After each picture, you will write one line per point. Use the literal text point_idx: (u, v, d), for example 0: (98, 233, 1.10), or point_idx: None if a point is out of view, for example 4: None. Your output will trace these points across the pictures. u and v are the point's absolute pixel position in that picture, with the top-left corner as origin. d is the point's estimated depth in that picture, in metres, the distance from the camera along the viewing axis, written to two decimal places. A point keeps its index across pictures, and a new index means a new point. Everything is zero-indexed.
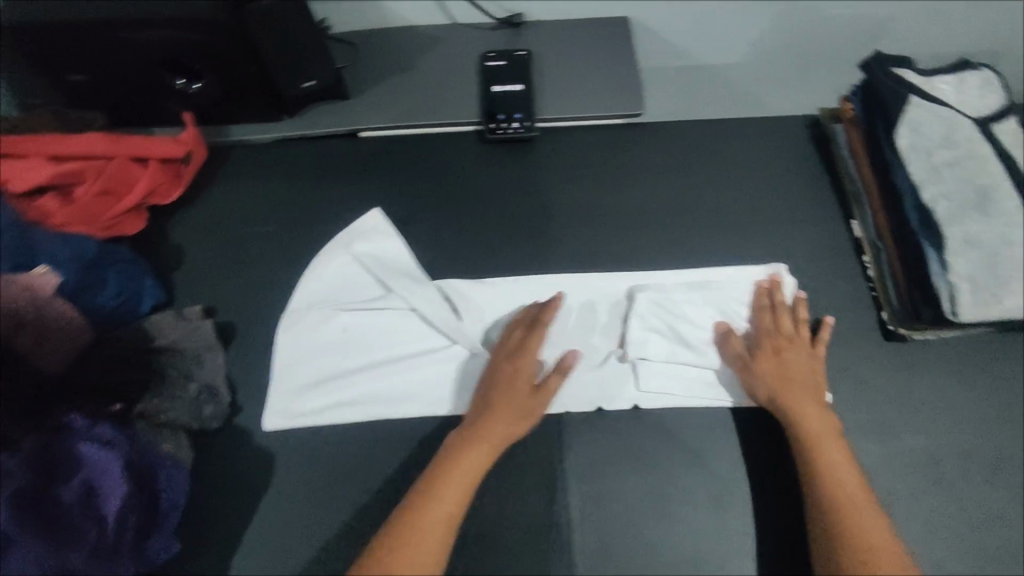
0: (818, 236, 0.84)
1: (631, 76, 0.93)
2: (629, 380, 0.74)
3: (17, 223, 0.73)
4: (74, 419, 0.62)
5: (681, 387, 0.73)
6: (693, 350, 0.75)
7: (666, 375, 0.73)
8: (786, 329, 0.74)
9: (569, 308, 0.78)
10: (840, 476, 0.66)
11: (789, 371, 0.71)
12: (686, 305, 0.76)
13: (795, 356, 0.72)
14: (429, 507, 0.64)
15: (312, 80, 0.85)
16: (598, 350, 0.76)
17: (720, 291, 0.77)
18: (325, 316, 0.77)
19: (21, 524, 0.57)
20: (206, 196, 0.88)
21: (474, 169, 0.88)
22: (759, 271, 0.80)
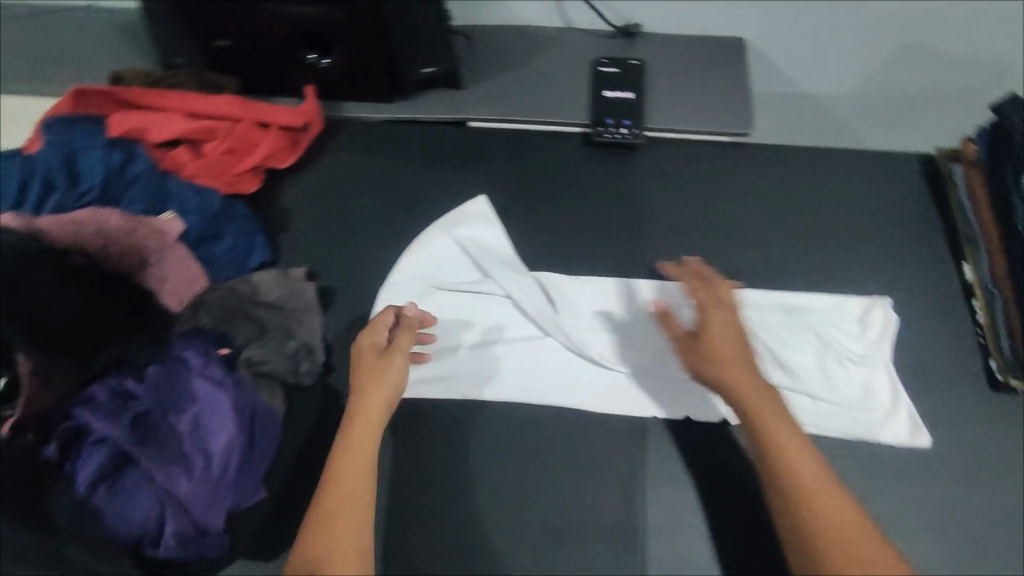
0: (924, 276, 0.82)
1: (742, 94, 0.93)
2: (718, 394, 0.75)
3: (155, 169, 0.78)
4: (190, 355, 0.65)
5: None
6: (786, 373, 0.74)
7: None
8: (721, 295, 0.69)
9: None
10: (802, 466, 0.60)
11: (727, 343, 0.66)
12: (782, 328, 0.77)
13: (740, 330, 0.67)
14: (352, 454, 0.63)
15: (432, 66, 0.88)
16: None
17: (817, 317, 0.77)
18: (423, 294, 0.81)
19: (137, 446, 0.60)
20: (317, 164, 0.91)
21: (577, 169, 0.90)
22: (860, 303, 0.78)
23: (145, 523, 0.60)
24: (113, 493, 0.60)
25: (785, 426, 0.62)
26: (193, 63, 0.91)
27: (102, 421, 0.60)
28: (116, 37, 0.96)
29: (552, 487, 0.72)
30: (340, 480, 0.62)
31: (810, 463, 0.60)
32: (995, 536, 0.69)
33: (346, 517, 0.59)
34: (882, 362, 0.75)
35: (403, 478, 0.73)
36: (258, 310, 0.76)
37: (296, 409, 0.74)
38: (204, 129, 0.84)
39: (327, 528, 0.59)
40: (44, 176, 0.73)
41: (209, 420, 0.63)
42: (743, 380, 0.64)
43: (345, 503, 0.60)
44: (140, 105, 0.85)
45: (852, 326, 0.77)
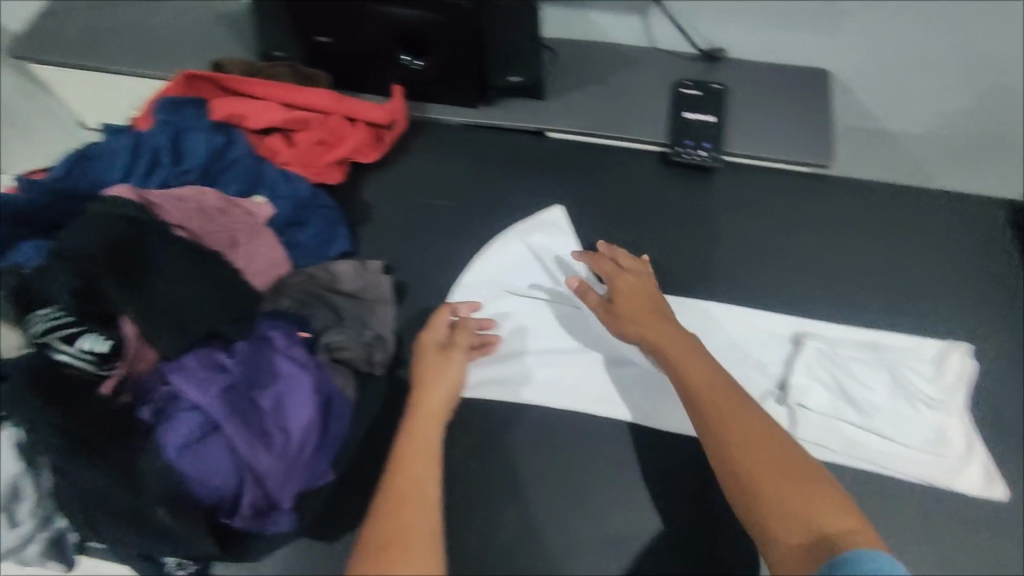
0: (994, 327, 0.82)
1: (824, 126, 0.93)
2: (785, 424, 0.74)
3: (252, 154, 0.82)
4: (276, 335, 0.68)
5: (839, 443, 0.73)
6: (857, 410, 0.74)
7: (826, 428, 0.73)
8: (625, 265, 0.77)
9: (731, 339, 0.79)
10: (721, 401, 0.61)
11: (636, 303, 0.72)
12: (855, 363, 0.76)
13: (647, 292, 0.74)
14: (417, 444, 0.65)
15: (519, 76, 0.91)
16: (756, 387, 0.76)
17: (890, 356, 0.77)
18: (495, 298, 0.83)
19: (226, 415, 0.61)
20: (399, 162, 0.93)
21: (653, 187, 0.91)
22: (934, 346, 0.77)
23: (225, 492, 0.62)
24: (196, 460, 0.61)
25: (704, 365, 0.64)
26: (292, 56, 0.95)
27: (194, 389, 0.62)
28: (220, 28, 1.01)
29: (609, 500, 0.72)
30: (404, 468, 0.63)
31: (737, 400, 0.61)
32: None
33: (416, 499, 0.60)
34: (954, 408, 0.74)
35: (462, 475, 0.74)
36: (336, 298, 0.78)
37: (364, 397, 0.75)
38: (297, 119, 0.87)
39: (394, 509, 0.59)
40: (152, 152, 0.77)
41: (291, 400, 0.65)
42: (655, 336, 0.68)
43: (412, 487, 0.61)
44: (240, 93, 0.89)
45: (927, 369, 0.76)
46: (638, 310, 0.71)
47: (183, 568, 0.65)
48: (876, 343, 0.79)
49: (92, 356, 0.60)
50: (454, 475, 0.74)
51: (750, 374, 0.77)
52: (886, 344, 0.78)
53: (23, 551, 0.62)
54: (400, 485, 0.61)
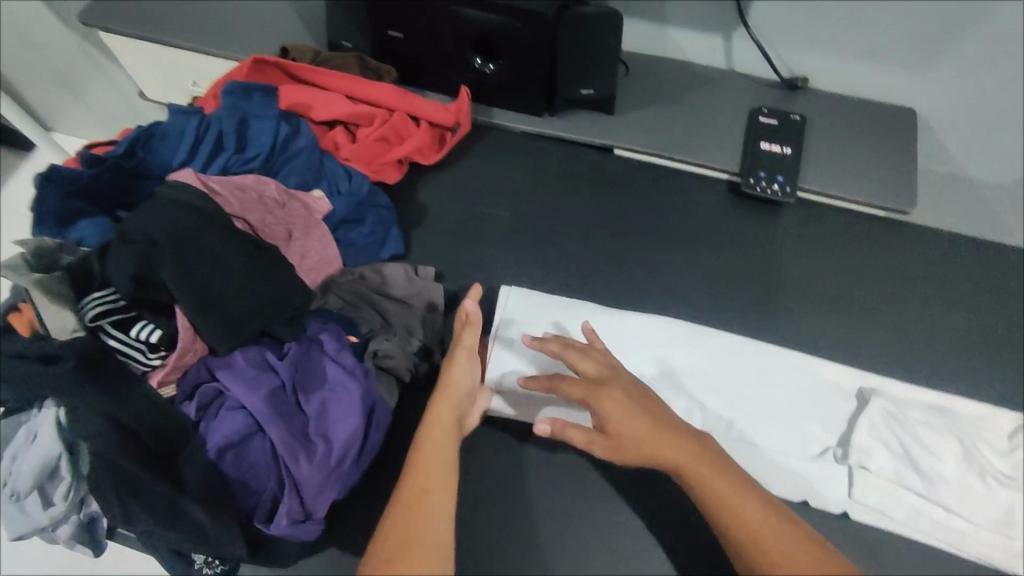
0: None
1: (907, 169, 0.87)
2: (842, 484, 0.70)
3: (315, 146, 0.80)
4: (325, 339, 0.66)
5: (898, 510, 0.68)
6: (921, 478, 0.69)
7: (885, 493, 0.69)
8: (587, 371, 0.62)
9: (786, 385, 0.75)
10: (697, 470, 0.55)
11: (627, 418, 0.58)
12: (923, 428, 0.71)
13: (635, 397, 0.60)
14: (426, 449, 0.58)
15: (590, 89, 0.88)
16: (813, 441, 0.72)
17: (960, 423, 0.72)
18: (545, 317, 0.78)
19: (270, 419, 0.60)
20: (458, 166, 0.91)
21: (717, 218, 0.87)
22: (1004, 418, 0.73)
23: (263, 493, 0.61)
24: (240, 459, 0.60)
25: (716, 476, 0.54)
26: (360, 48, 0.94)
27: (241, 388, 0.60)
28: (291, 11, 1.00)
29: (649, 546, 0.68)
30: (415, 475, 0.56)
31: (753, 505, 0.53)
32: None
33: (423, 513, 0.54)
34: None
35: (495, 501, 0.70)
36: (385, 302, 0.76)
37: (405, 407, 0.73)
38: (363, 113, 0.85)
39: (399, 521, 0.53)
40: (217, 134, 0.75)
41: (336, 408, 0.63)
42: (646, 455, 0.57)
43: (423, 499, 0.55)
44: (307, 82, 0.88)
45: (999, 442, 0.71)
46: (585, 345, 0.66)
47: (210, 566, 0.64)
48: (942, 406, 0.74)
49: (143, 343, 0.60)
50: (485, 500, 0.70)
51: (807, 428, 0.73)
52: (957, 411, 0.73)
53: (55, 531, 0.62)
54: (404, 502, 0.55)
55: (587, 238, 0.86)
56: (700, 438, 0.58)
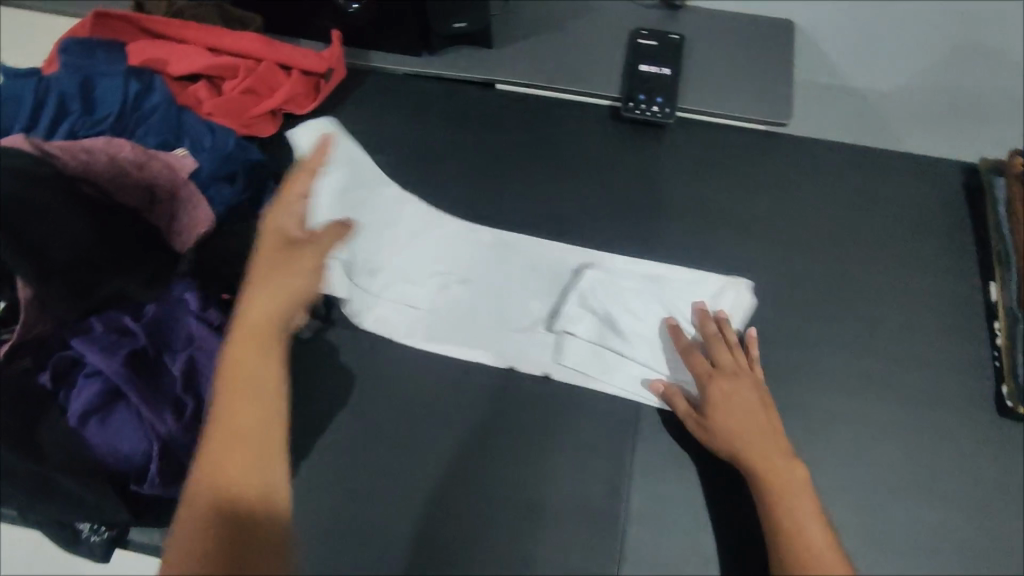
0: (952, 294, 0.77)
1: (784, 82, 0.88)
2: (551, 349, 0.74)
3: (171, 101, 0.77)
4: (188, 298, 0.66)
5: (590, 366, 0.72)
6: (617, 337, 0.74)
7: (588, 355, 0.73)
8: (724, 364, 0.69)
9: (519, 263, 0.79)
10: (795, 505, 0.62)
11: (731, 414, 0.67)
12: (632, 294, 0.75)
13: (762, 437, 0.66)
14: (243, 367, 0.59)
15: (462, 23, 0.84)
16: (529, 314, 0.76)
17: (662, 286, 0.76)
18: (386, 237, 0.80)
19: (131, 381, 0.60)
20: (336, 114, 0.89)
21: (600, 145, 0.86)
22: (717, 281, 0.76)
23: (133, 457, 0.61)
24: (103, 426, 0.60)
25: (799, 501, 0.62)
26: None
27: (95, 354, 0.60)
28: None
29: (537, 467, 0.69)
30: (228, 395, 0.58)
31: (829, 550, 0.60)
32: (988, 565, 0.66)
33: (232, 436, 0.57)
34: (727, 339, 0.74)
35: (383, 442, 0.71)
36: None
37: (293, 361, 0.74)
38: (224, 65, 0.82)
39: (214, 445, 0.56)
40: (59, 98, 0.72)
41: (203, 364, 0.64)
42: (728, 440, 0.66)
43: (232, 425, 0.57)
44: (163, 36, 0.83)
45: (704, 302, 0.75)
46: (725, 394, 0.67)
47: (98, 534, 0.64)
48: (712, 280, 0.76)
49: None
50: (373, 442, 0.71)
51: (534, 296, 0.77)
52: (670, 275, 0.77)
53: None
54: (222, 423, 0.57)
55: (469, 177, 0.85)
56: (797, 465, 0.65)
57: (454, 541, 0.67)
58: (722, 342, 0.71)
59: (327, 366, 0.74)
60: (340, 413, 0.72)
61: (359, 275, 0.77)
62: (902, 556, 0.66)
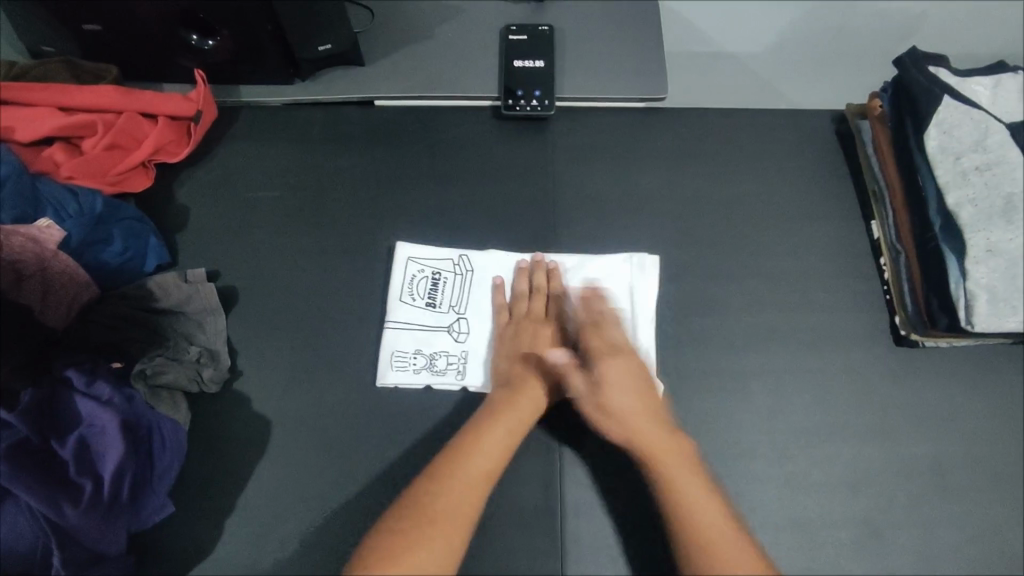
0: (839, 238, 0.81)
1: (657, 57, 0.89)
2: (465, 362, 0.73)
3: (22, 171, 0.71)
4: (73, 375, 0.62)
5: None
6: None
7: None
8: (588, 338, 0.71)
9: (416, 275, 0.78)
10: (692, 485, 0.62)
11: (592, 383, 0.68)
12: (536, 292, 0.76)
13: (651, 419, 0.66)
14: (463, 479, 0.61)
15: (327, 45, 0.82)
16: (437, 327, 0.75)
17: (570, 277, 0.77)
18: (463, 278, 0.78)
19: (17, 478, 0.55)
20: (213, 157, 0.86)
21: (487, 146, 0.86)
22: (621, 260, 0.78)
23: (32, 553, 0.57)
24: None
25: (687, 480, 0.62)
26: (63, 50, 0.84)
27: None
28: None
29: None
30: (460, 481, 0.61)
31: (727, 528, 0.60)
32: (904, 487, 0.69)
33: (459, 518, 0.59)
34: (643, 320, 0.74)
35: (309, 483, 0.68)
36: (154, 317, 0.72)
37: (202, 418, 0.71)
38: (79, 123, 0.77)
39: (430, 533, 0.58)
40: None
41: (99, 443, 0.60)
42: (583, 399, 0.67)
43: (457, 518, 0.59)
44: (2, 101, 0.76)
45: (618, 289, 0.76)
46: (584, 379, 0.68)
47: None
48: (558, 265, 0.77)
49: None
50: (298, 487, 0.68)
51: (436, 307, 0.76)
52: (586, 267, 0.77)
53: None
54: (409, 530, 0.57)
55: (362, 199, 0.83)
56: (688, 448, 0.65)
57: None
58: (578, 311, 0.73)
59: (238, 417, 0.71)
60: (260, 464, 0.69)
61: (409, 313, 0.76)
62: (826, 494, 0.69)
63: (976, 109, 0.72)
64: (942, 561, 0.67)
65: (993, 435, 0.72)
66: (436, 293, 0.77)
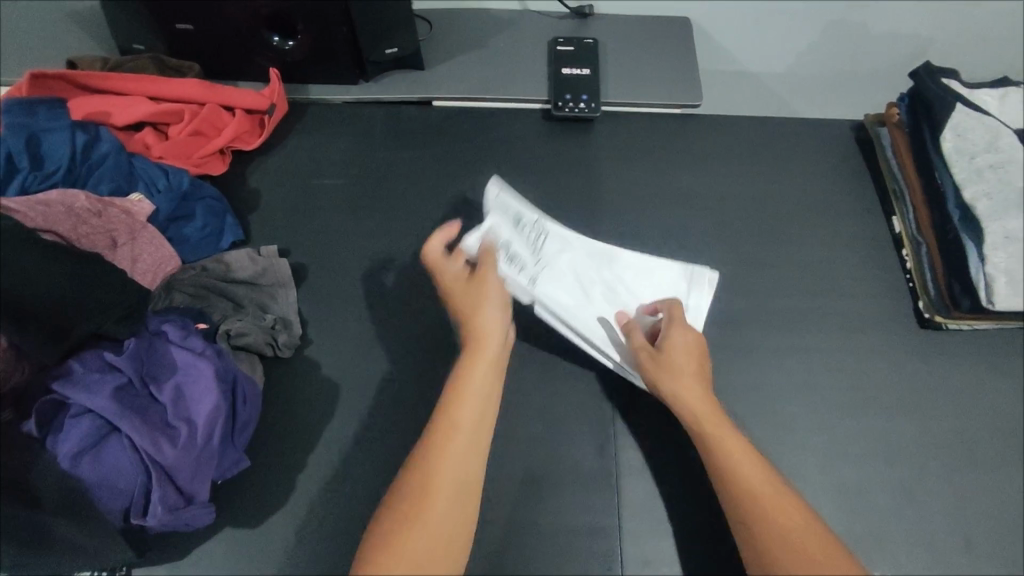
0: (863, 232, 0.88)
1: (692, 69, 0.97)
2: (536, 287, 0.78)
3: (120, 150, 0.78)
4: (169, 330, 0.68)
5: (569, 308, 0.78)
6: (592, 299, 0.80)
7: (565, 296, 0.79)
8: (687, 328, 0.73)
9: (500, 211, 0.81)
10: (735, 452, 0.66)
11: (685, 365, 0.71)
12: (606, 262, 0.82)
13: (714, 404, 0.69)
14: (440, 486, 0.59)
15: (395, 48, 0.89)
16: (513, 253, 0.79)
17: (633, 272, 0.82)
18: (544, 233, 0.83)
19: (122, 416, 0.61)
20: (284, 147, 0.93)
21: (535, 144, 0.93)
22: (685, 273, 0.81)
23: (132, 488, 0.62)
24: (98, 462, 0.61)
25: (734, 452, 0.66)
26: (152, 48, 0.91)
27: (82, 394, 0.61)
28: (71, 25, 0.95)
29: (528, 440, 0.73)
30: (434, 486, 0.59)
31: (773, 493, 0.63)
32: (934, 456, 0.74)
33: (467, 434, 0.63)
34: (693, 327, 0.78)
35: (378, 441, 0.73)
36: (231, 288, 0.77)
37: (276, 381, 0.76)
38: (167, 112, 0.84)
39: (434, 481, 0.60)
40: (6, 154, 0.69)
41: (193, 390, 0.65)
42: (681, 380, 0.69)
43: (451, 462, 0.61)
44: (100, 89, 0.84)
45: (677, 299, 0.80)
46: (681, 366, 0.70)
47: None
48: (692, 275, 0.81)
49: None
50: (366, 445, 0.73)
51: (517, 241, 0.80)
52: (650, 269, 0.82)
53: None
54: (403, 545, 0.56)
55: (422, 188, 0.90)
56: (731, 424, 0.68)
57: None
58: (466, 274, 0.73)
59: (310, 381, 0.76)
60: (331, 423, 0.74)
61: (507, 237, 0.80)
62: (862, 462, 0.74)
63: (986, 114, 0.79)
64: (971, 526, 0.71)
65: (1013, 410, 0.77)
66: (520, 232, 0.81)
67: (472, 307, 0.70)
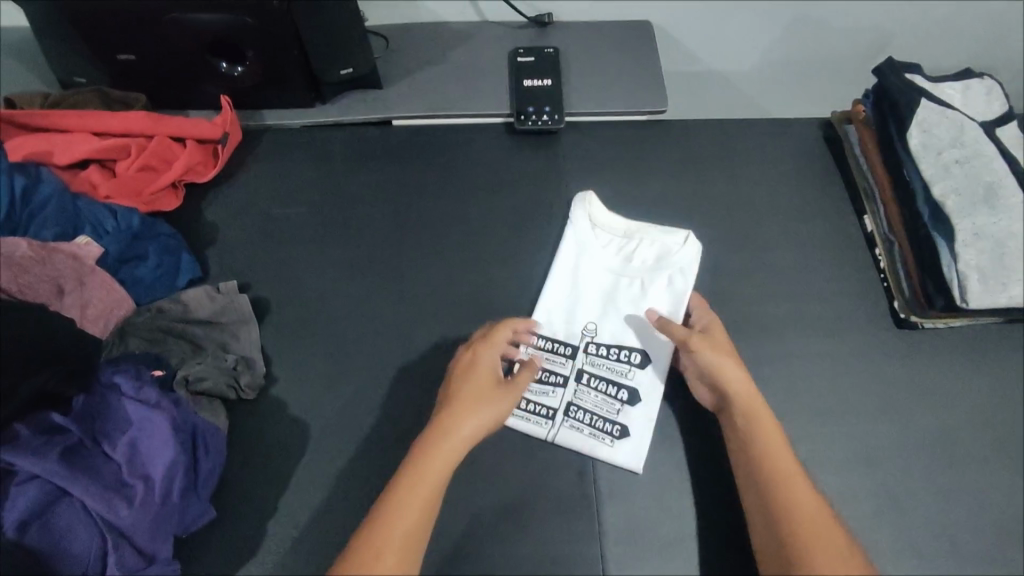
0: (835, 232, 0.87)
1: (656, 74, 0.95)
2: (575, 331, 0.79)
3: (63, 191, 0.76)
4: (121, 381, 0.64)
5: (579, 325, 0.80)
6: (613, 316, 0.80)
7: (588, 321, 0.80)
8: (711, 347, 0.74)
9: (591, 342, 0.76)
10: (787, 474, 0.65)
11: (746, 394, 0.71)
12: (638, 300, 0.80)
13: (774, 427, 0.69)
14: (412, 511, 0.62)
15: (349, 68, 0.86)
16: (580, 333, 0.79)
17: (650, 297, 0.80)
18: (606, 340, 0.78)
19: (71, 480, 0.58)
20: (240, 176, 0.90)
21: (501, 159, 0.91)
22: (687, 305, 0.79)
23: (87, 553, 0.59)
24: (48, 529, 0.59)
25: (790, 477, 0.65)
26: (96, 80, 0.88)
27: (26, 460, 0.58)
28: (9, 62, 0.91)
29: (506, 470, 0.71)
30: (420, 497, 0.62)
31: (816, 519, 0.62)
32: (918, 458, 0.73)
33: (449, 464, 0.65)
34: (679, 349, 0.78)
35: (350, 480, 0.70)
36: (189, 329, 0.74)
37: (241, 424, 0.73)
38: (113, 147, 0.81)
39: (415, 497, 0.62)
40: None
41: (147, 444, 0.62)
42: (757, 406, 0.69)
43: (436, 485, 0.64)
44: (41, 128, 0.81)
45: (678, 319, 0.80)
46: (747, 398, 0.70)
47: None
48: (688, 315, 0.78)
49: None
50: (338, 485, 0.70)
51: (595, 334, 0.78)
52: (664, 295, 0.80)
53: None
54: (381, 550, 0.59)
55: (386, 211, 0.87)
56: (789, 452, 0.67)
57: (439, 560, 0.67)
58: (487, 362, 0.72)
59: (277, 422, 0.73)
60: (301, 464, 0.71)
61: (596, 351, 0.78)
62: (847, 469, 0.72)
63: (950, 109, 0.79)
64: (959, 528, 0.70)
65: (992, 405, 0.76)
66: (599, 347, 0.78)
67: (463, 405, 0.68)
